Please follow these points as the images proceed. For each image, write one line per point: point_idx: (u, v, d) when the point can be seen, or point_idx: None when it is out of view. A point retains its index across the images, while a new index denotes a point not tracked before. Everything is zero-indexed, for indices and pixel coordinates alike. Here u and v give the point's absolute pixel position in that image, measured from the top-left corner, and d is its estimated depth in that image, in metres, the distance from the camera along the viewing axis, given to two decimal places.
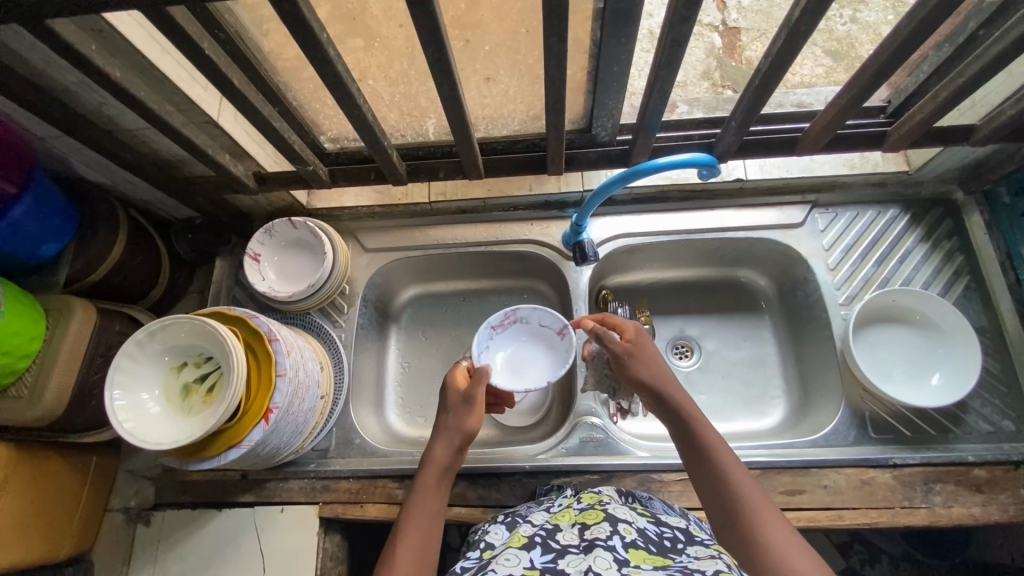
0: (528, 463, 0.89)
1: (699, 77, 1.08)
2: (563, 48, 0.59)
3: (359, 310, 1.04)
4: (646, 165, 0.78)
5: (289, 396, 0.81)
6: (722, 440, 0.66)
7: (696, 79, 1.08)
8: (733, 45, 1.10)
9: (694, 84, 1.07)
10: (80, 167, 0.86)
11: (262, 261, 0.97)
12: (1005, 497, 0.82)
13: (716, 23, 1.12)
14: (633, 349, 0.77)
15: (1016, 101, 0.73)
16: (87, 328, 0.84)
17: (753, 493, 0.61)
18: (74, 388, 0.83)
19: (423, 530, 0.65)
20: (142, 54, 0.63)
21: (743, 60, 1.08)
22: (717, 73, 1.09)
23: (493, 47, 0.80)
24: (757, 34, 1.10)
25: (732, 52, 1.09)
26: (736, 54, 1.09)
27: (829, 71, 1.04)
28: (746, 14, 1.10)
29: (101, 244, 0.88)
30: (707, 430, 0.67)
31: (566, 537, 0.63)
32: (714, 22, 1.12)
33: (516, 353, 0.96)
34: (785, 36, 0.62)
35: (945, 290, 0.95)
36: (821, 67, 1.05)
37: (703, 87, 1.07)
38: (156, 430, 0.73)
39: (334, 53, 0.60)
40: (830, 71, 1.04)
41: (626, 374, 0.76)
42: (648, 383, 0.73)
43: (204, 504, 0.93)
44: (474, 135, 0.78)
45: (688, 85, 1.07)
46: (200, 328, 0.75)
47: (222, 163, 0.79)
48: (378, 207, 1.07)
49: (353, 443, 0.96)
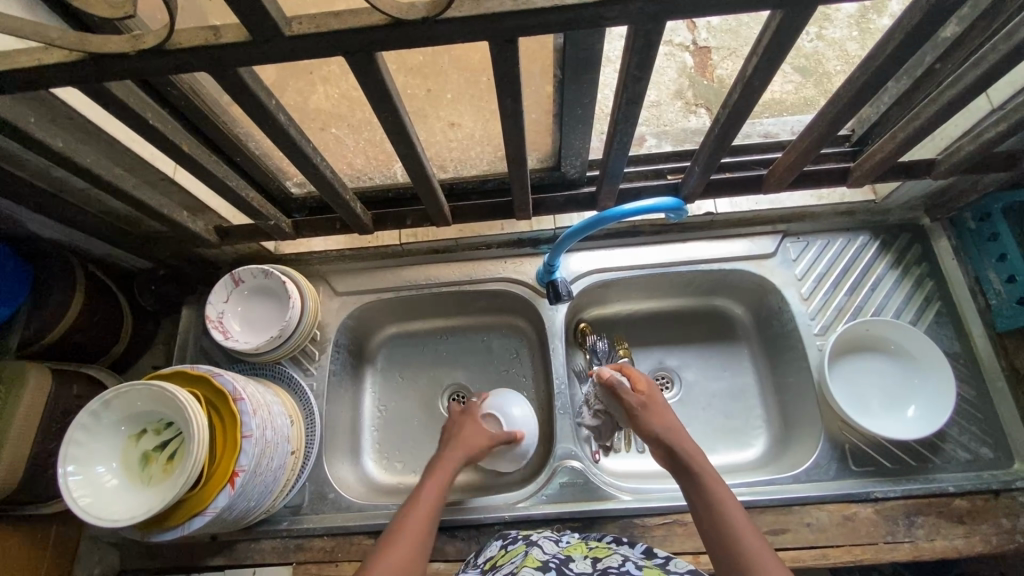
0: (508, 513, 0.87)
1: (672, 96, 1.08)
2: (519, 109, 0.58)
3: (331, 357, 1.02)
4: (612, 212, 0.77)
5: (256, 458, 0.78)
6: (726, 492, 0.67)
7: (670, 99, 1.07)
8: (705, 64, 1.10)
9: (668, 103, 1.07)
10: (34, 227, 0.83)
11: (224, 305, 0.94)
12: (987, 527, 0.82)
13: (688, 42, 1.13)
14: (644, 403, 0.80)
15: (974, 138, 0.74)
16: (41, 394, 0.81)
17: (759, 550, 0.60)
18: (29, 458, 0.79)
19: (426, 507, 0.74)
20: (88, 121, 0.61)
21: (715, 78, 1.09)
22: (690, 92, 1.09)
23: (455, 95, 0.83)
24: (728, 52, 1.11)
25: (704, 70, 1.10)
26: (708, 73, 1.10)
27: (800, 87, 1.05)
28: (715, 33, 1.12)
29: (57, 306, 0.84)
30: (715, 484, 0.68)
31: (579, 566, 0.65)
32: (686, 41, 1.13)
33: (253, 322, 0.95)
34: (741, 90, 0.62)
35: (917, 316, 0.95)
36: (791, 83, 1.05)
37: (676, 106, 1.07)
38: (113, 506, 0.70)
39: (285, 117, 0.58)
40: (800, 86, 1.05)
41: (638, 427, 0.79)
42: (659, 437, 0.76)
43: (173, 570, 0.89)
44: (438, 185, 0.75)
45: (661, 105, 1.07)
46: (159, 395, 0.72)
47: (181, 220, 0.77)
48: (348, 250, 1.05)
49: (326, 497, 0.93)
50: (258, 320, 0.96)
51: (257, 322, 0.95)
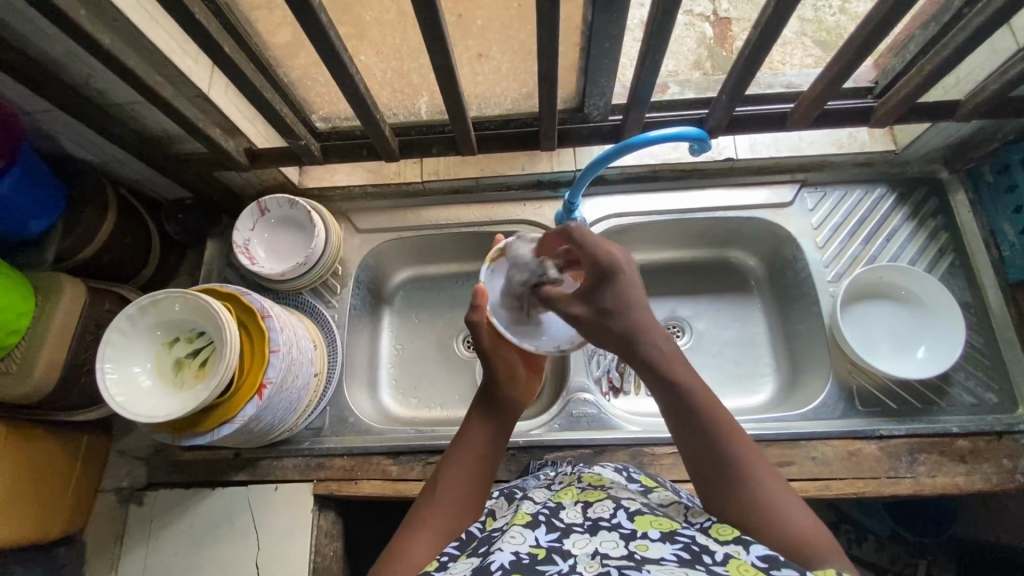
0: (522, 438, 0.90)
1: (690, 67, 1.04)
2: (555, 16, 0.62)
3: (352, 292, 1.04)
4: (637, 139, 0.79)
5: (283, 372, 0.80)
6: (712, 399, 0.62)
7: (688, 69, 1.04)
8: (724, 35, 1.05)
9: (686, 73, 1.03)
10: (69, 144, 0.85)
11: (250, 232, 0.97)
12: (988, 467, 0.85)
13: (708, 12, 1.07)
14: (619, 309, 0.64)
15: (1000, 76, 0.75)
16: (76, 305, 0.84)
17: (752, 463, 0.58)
18: (65, 365, 0.83)
19: (471, 453, 0.68)
20: (131, 23, 0.63)
21: (734, 50, 1.04)
22: (709, 63, 1.05)
23: (485, 23, 0.78)
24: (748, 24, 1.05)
25: (723, 41, 1.05)
26: (727, 44, 1.05)
27: (818, 62, 0.99)
28: (736, 4, 1.06)
29: (90, 223, 0.87)
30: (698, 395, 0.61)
31: (570, 515, 0.57)
32: (706, 12, 1.07)
33: (278, 250, 0.98)
34: (774, 5, 0.65)
35: (930, 266, 0.96)
36: (810, 58, 1.00)
37: (695, 75, 1.03)
38: (147, 404, 0.73)
39: (326, 17, 0.61)
40: (820, 61, 0.99)
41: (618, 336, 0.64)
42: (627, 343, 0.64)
43: (197, 483, 0.93)
44: (467, 113, 0.81)
45: (680, 74, 1.03)
46: (193, 304, 0.75)
47: (214, 138, 0.79)
48: (371, 187, 1.07)
49: (346, 421, 0.96)
50: (284, 248, 0.98)
51: (283, 250, 0.98)
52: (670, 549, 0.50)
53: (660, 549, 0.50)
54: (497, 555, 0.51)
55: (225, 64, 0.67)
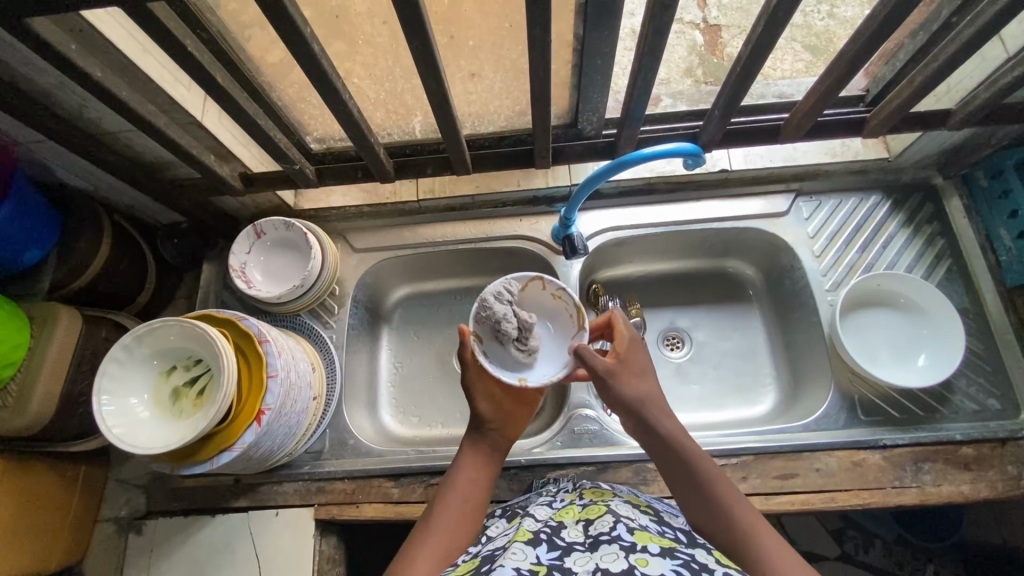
0: (524, 457, 0.90)
1: (681, 74, 1.04)
2: (546, 38, 0.63)
3: (350, 312, 1.04)
4: (633, 156, 0.80)
5: (282, 397, 0.80)
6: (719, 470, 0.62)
7: (679, 76, 1.04)
8: (715, 42, 1.05)
9: (677, 81, 1.04)
10: (62, 172, 0.85)
11: (244, 254, 0.96)
12: (992, 474, 0.84)
13: (698, 20, 1.08)
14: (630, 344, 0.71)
15: (989, 85, 0.76)
16: (73, 334, 0.83)
17: (754, 519, 0.57)
18: (62, 396, 0.82)
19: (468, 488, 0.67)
20: (122, 54, 0.63)
21: (725, 57, 1.04)
22: (700, 70, 1.05)
23: (477, 43, 0.78)
24: (738, 30, 1.06)
25: (714, 48, 1.05)
26: (718, 51, 1.05)
27: (809, 66, 0.99)
28: (725, 11, 1.06)
29: (84, 250, 0.87)
30: (688, 443, 0.64)
31: (572, 534, 0.56)
32: (696, 20, 1.08)
33: (273, 270, 0.98)
34: (764, 23, 0.66)
35: (927, 273, 0.96)
36: (801, 63, 1.00)
37: (686, 83, 1.03)
38: (145, 436, 0.72)
39: (317, 46, 0.62)
40: (811, 66, 0.99)
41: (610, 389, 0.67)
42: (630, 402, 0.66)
43: (198, 510, 0.93)
44: (461, 132, 0.81)
45: (671, 82, 1.03)
46: (189, 331, 0.75)
47: (207, 164, 0.79)
48: (367, 207, 1.07)
49: (347, 444, 0.96)
50: (282, 269, 0.98)
51: (279, 271, 0.98)
52: (670, 565, 0.48)
53: (660, 564, 0.48)
54: (499, 569, 0.50)
55: (217, 92, 0.67)
